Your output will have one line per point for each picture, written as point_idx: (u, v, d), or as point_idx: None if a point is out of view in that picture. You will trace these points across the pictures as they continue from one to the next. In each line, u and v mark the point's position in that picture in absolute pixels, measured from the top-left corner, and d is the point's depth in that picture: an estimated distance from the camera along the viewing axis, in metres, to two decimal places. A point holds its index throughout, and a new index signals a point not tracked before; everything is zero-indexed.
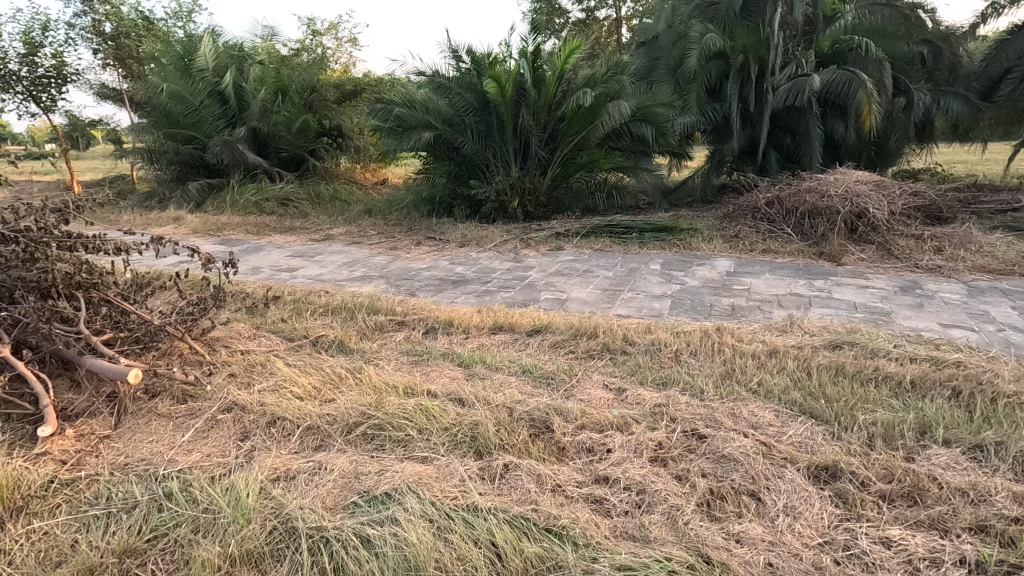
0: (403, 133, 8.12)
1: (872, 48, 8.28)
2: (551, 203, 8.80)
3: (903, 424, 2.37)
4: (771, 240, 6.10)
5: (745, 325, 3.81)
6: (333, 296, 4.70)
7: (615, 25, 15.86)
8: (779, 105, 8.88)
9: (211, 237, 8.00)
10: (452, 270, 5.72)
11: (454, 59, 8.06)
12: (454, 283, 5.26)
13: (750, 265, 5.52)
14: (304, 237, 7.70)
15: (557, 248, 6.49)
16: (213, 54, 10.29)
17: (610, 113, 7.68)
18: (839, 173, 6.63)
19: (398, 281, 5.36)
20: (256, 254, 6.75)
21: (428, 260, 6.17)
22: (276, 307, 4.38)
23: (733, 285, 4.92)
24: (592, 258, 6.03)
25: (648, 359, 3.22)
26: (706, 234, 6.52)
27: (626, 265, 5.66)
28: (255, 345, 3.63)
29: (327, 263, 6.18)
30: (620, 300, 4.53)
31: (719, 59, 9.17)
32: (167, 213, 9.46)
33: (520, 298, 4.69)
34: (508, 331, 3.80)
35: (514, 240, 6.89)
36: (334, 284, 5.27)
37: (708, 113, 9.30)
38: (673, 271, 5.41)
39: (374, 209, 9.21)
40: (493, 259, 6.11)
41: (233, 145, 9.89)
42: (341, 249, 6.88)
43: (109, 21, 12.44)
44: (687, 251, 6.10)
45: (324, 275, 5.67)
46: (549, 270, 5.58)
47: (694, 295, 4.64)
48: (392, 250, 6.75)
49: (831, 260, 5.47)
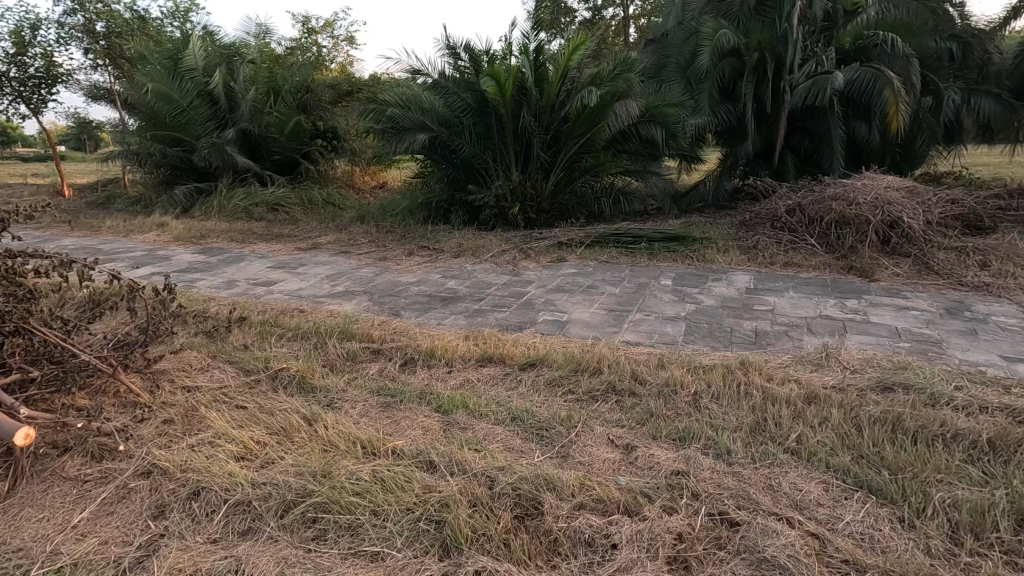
0: (396, 134, 7.65)
1: (899, 43, 7.72)
2: (554, 209, 8.30)
3: (994, 510, 1.84)
4: (793, 252, 5.56)
5: (773, 357, 3.28)
6: (307, 317, 4.23)
7: (623, 24, 15.35)
8: (797, 105, 8.35)
9: (193, 244, 7.54)
10: (443, 284, 5.24)
11: (452, 57, 7.59)
12: (444, 300, 4.77)
13: (771, 280, 5.00)
14: (290, 245, 7.23)
15: (559, 260, 5.98)
16: (202, 53, 9.90)
17: (617, 113, 7.18)
18: (867, 178, 6.10)
19: (383, 298, 4.87)
20: (235, 265, 6.29)
21: (418, 273, 5.68)
22: (240, 331, 3.90)
23: (754, 305, 4.39)
24: (597, 271, 5.53)
25: (660, 404, 2.70)
26: (721, 245, 5.99)
27: (633, 281, 5.15)
28: (206, 380, 3.14)
29: (309, 276, 5.71)
30: (627, 324, 4.01)
31: (733, 57, 8.66)
32: (151, 219, 9.03)
33: (516, 319, 4.19)
34: (498, 362, 3.30)
35: (513, 250, 6.39)
36: (313, 302, 4.79)
37: (721, 114, 8.79)
38: (686, 288, 4.89)
39: (367, 215, 8.73)
40: (489, 272, 5.62)
41: (222, 148, 9.46)
42: (327, 259, 6.41)
43: (100, 20, 12.04)
44: (701, 264, 5.58)
45: (304, 289, 5.19)
46: (549, 285, 5.08)
47: (711, 318, 4.12)
48: (381, 261, 6.27)
49: (862, 275, 4.93)
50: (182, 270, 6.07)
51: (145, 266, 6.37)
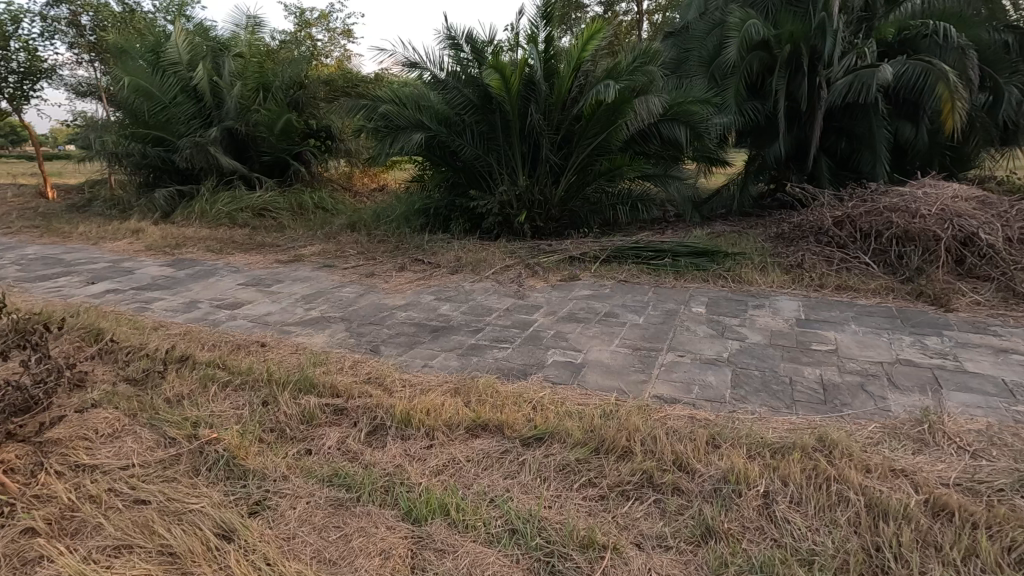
0: (390, 134, 6.89)
1: (953, 33, 6.89)
2: (564, 217, 7.50)
3: None
4: (845, 273, 4.75)
5: (855, 428, 2.50)
6: (267, 358, 3.48)
7: (637, 19, 14.53)
8: (834, 102, 7.53)
9: (164, 255, 6.80)
10: (437, 309, 4.48)
11: (453, 49, 6.83)
12: (434, 330, 4.01)
13: (824, 309, 4.21)
14: (269, 257, 6.48)
15: (571, 278, 5.20)
16: (187, 46, 9.22)
17: (637, 111, 6.39)
18: (928, 186, 5.28)
19: (363, 328, 4.10)
20: (203, 281, 5.56)
21: (408, 293, 4.92)
22: (177, 376, 3.14)
23: (810, 342, 3.60)
24: (616, 293, 4.75)
25: (717, 512, 1.93)
26: (757, 263, 5.20)
27: (659, 307, 4.37)
28: (109, 454, 2.38)
29: (283, 296, 4.95)
30: (658, 369, 3.25)
31: (761, 50, 7.86)
32: (127, 224, 8.33)
33: (519, 360, 3.42)
34: (495, 432, 2.53)
35: (518, 266, 5.62)
36: (280, 332, 4.04)
37: (748, 113, 8.01)
38: (724, 317, 4.11)
39: (359, 222, 7.97)
40: (489, 294, 4.84)
41: (205, 148, 8.76)
42: (307, 275, 5.66)
43: (85, 13, 11.42)
44: (737, 286, 4.79)
45: (274, 314, 4.44)
46: (560, 312, 4.31)
47: (761, 361, 3.33)
48: (368, 277, 5.51)
49: (934, 303, 4.13)
50: (141, 287, 5.31)
51: (102, 280, 5.63)
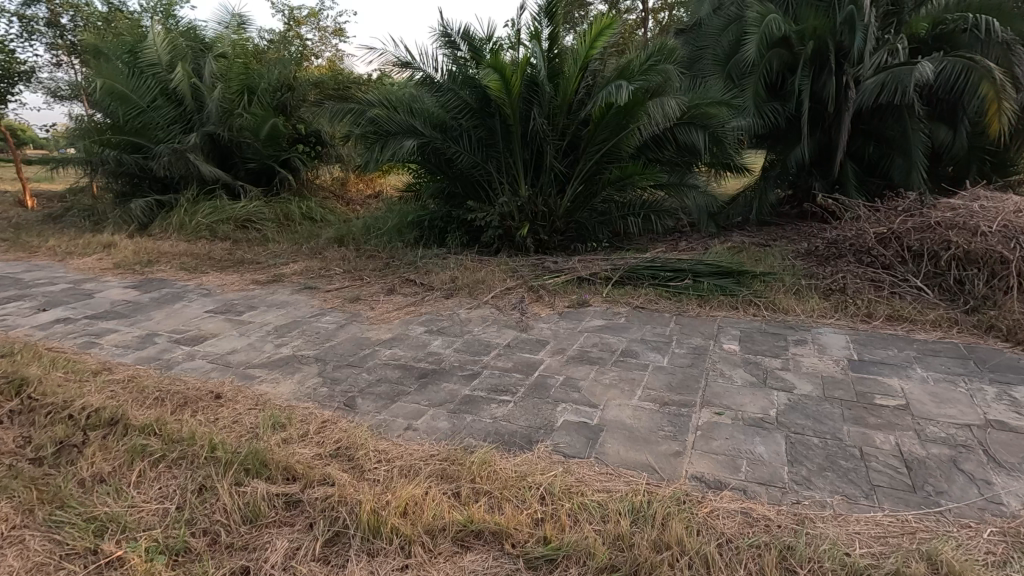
0: (379, 140, 6.31)
1: (999, 28, 6.31)
2: (570, 229, 6.90)
3: None
4: (896, 300, 4.15)
5: (966, 538, 1.91)
6: (218, 417, 2.88)
7: (642, 18, 13.94)
8: (864, 104, 6.94)
9: (133, 274, 6.22)
10: (426, 345, 3.88)
11: (448, 47, 6.27)
12: (422, 375, 3.41)
13: (878, 346, 3.60)
14: (246, 277, 5.89)
15: (580, 305, 4.60)
16: (166, 45, 8.67)
17: (651, 114, 5.79)
18: (984, 198, 4.68)
19: (339, 372, 3.50)
20: (167, 306, 4.97)
21: (396, 324, 4.33)
22: (100, 447, 2.55)
23: (872, 393, 2.99)
24: (633, 324, 4.16)
25: None
26: (790, 288, 4.60)
27: (684, 343, 3.77)
28: None
29: (253, 328, 4.35)
30: (692, 436, 2.65)
31: (782, 48, 7.36)
32: (99, 237, 7.75)
33: (523, 420, 2.83)
34: (492, 543, 1.95)
35: (520, 289, 5.02)
36: (242, 377, 3.44)
37: (767, 115, 7.43)
38: (761, 358, 3.50)
39: (348, 234, 7.37)
40: (488, 325, 4.24)
41: (184, 155, 8.19)
42: (284, 300, 5.06)
43: (65, 12, 10.86)
44: (771, 315, 4.19)
45: (239, 352, 3.84)
46: (570, 350, 3.71)
47: (819, 423, 2.71)
48: (352, 302, 4.92)
49: (1010, 341, 3.53)
50: (96, 315, 4.73)
51: (55, 306, 5.04)
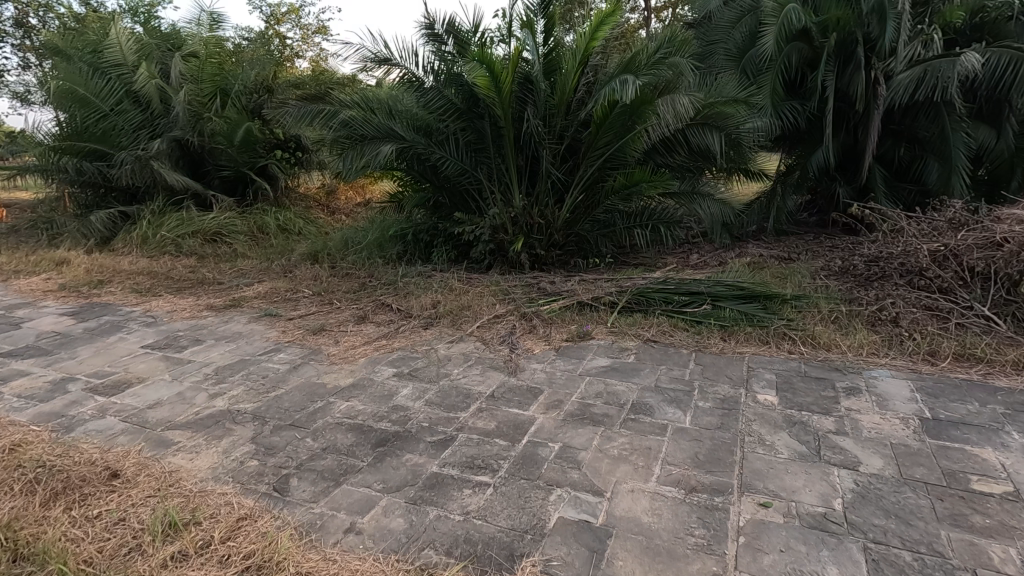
0: (355, 145, 5.61)
1: None
2: (569, 243, 6.16)
3: None
4: (964, 335, 3.43)
5: None
6: (98, 514, 2.18)
7: (645, 17, 13.36)
8: (896, 101, 6.24)
9: (77, 297, 5.52)
10: (392, 396, 3.16)
11: (432, 41, 5.60)
12: (381, 442, 2.69)
13: (953, 397, 2.88)
14: (202, 301, 5.18)
15: (581, 338, 3.89)
16: (132, 45, 8.03)
17: (661, 115, 5.10)
18: None
19: (276, 437, 2.78)
20: (99, 340, 4.26)
21: (360, 364, 3.62)
22: None
23: (965, 474, 2.27)
24: (644, 366, 3.44)
25: None
26: (829, 318, 3.89)
27: (709, 394, 3.05)
28: None
29: (189, 371, 3.64)
30: (733, 546, 1.94)
31: (801, 41, 6.70)
32: (52, 253, 7.07)
33: (504, 519, 2.12)
34: None
35: (511, 317, 4.30)
36: (154, 445, 2.73)
37: (784, 115, 6.76)
38: (807, 416, 2.78)
39: (324, 250, 6.68)
40: (470, 366, 3.52)
41: (149, 162, 7.53)
42: (237, 331, 4.36)
43: (33, 12, 10.25)
44: (811, 354, 3.46)
45: (161, 407, 3.12)
46: (568, 404, 2.99)
47: (907, 525, 1.99)
48: (316, 333, 4.22)
49: None
50: (11, 353, 4.02)
51: None
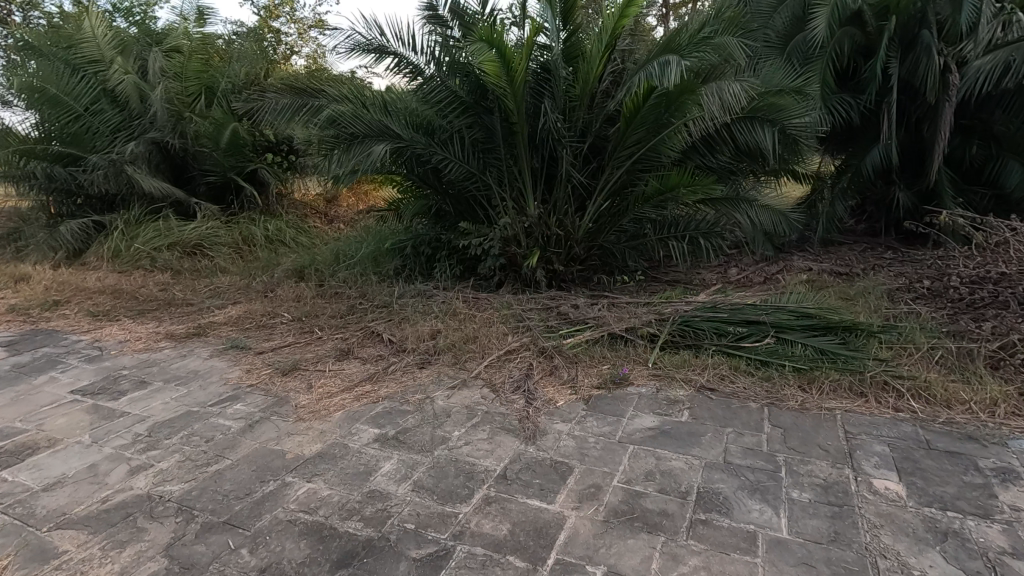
0: (342, 145, 4.84)
1: None
2: (592, 258, 5.32)
3: None
4: None
5: None
6: None
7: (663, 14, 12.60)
8: (973, 90, 5.36)
9: (23, 322, 4.78)
10: (369, 475, 2.34)
11: (434, 26, 4.85)
12: (344, 560, 1.87)
13: None
14: (162, 328, 4.42)
15: (614, 385, 3.05)
16: (109, 39, 7.42)
17: (706, 106, 4.27)
18: None
19: (199, 547, 1.96)
20: (20, 382, 3.48)
21: (333, 423, 2.80)
22: None
23: None
24: (703, 428, 2.60)
25: None
26: (938, 360, 3.03)
27: (804, 478, 2.20)
28: None
29: (116, 429, 2.84)
30: None
31: (853, 26, 5.86)
32: (13, 267, 6.36)
33: None
34: None
35: (527, 353, 3.48)
36: (25, 560, 1.94)
37: (836, 109, 5.90)
38: (958, 522, 1.92)
39: (312, 265, 5.92)
40: (474, 426, 2.70)
41: (123, 167, 6.83)
42: (191, 370, 3.57)
43: (18, 9, 9.79)
44: (928, 415, 2.60)
45: (60, 490, 2.32)
46: (608, 493, 2.15)
47: None
48: (286, 374, 3.42)
49: None
50: None
51: None
